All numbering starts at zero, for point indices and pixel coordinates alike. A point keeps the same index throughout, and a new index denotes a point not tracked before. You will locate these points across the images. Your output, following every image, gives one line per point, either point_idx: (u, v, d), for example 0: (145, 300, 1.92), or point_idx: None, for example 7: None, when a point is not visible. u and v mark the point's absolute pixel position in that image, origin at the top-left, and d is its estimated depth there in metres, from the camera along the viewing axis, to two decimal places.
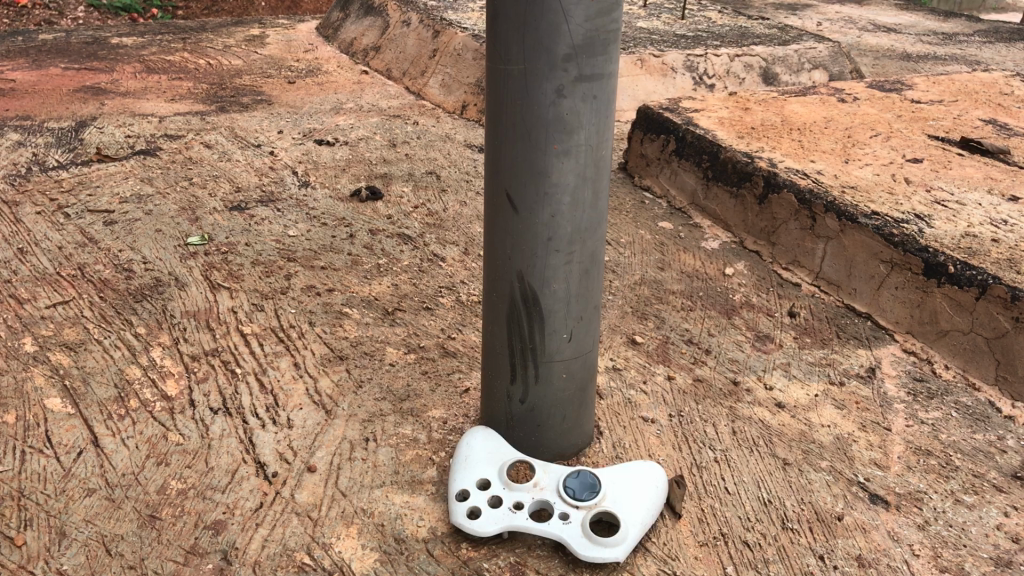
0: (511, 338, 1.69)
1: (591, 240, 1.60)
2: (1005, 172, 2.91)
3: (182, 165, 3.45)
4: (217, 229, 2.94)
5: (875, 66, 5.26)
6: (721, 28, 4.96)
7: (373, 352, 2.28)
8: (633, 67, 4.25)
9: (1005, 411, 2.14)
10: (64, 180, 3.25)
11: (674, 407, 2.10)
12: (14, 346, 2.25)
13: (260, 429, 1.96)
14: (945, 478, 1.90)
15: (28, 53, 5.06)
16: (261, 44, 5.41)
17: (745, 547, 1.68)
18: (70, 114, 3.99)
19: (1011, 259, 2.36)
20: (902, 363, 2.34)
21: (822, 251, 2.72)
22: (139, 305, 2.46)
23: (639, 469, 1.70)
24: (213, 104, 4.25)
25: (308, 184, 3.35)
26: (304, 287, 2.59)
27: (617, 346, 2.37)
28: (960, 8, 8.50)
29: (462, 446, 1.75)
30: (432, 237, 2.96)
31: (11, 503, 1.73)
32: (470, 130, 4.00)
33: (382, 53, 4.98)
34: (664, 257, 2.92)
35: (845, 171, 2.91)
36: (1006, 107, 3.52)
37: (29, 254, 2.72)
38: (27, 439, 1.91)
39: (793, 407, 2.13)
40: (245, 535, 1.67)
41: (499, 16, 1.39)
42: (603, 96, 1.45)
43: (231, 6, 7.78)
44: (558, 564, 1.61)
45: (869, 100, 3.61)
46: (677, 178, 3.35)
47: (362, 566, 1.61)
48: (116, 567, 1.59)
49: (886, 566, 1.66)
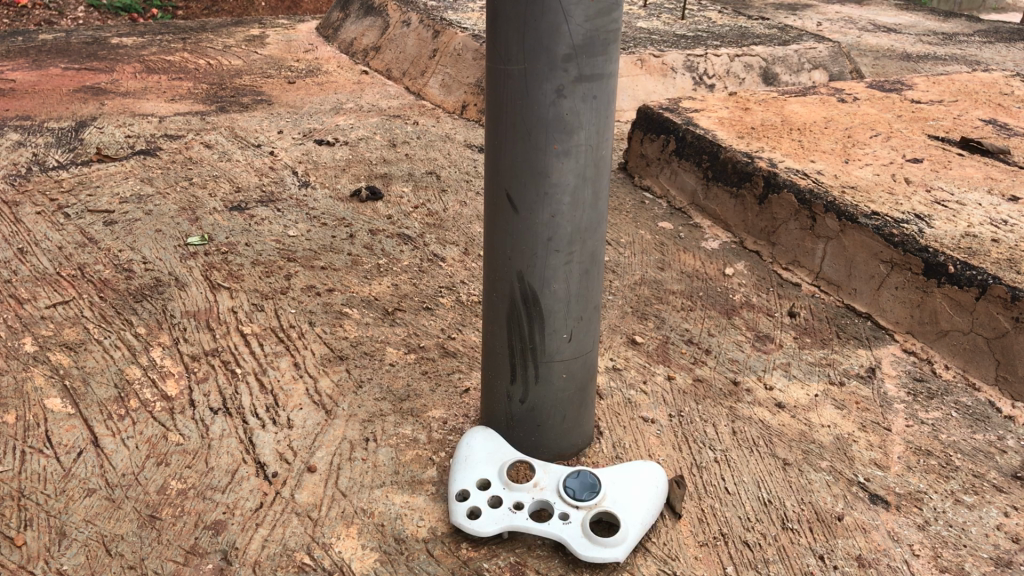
0: (511, 338, 1.69)
1: (591, 239, 1.60)
2: (1005, 172, 2.91)
3: (182, 165, 3.45)
4: (217, 229, 2.94)
5: (875, 66, 5.26)
6: (721, 28, 4.96)
7: (373, 352, 2.28)
8: (633, 67, 4.25)
9: (1006, 411, 2.14)
10: (64, 181, 3.25)
11: (674, 407, 2.10)
12: (14, 346, 2.25)
13: (260, 429, 1.96)
14: (945, 478, 1.90)
15: (28, 53, 5.06)
16: (261, 44, 5.41)
17: (745, 547, 1.68)
18: (70, 114, 3.99)
19: (1011, 259, 2.36)
20: (902, 363, 2.34)
21: (823, 251, 2.72)
22: (139, 305, 2.46)
23: (639, 469, 1.70)
24: (214, 104, 4.25)
25: (308, 184, 3.35)
26: (304, 287, 2.59)
27: (617, 346, 2.37)
28: (960, 8, 8.51)
29: (462, 446, 1.75)
30: (432, 237, 2.96)
31: (11, 503, 1.73)
32: (470, 130, 4.00)
33: (382, 53, 4.98)
34: (664, 257, 2.92)
35: (845, 171, 2.91)
36: (1006, 107, 3.52)
37: (29, 254, 2.73)
38: (27, 439, 1.91)
39: (793, 407, 2.13)
40: (245, 535, 1.67)
41: (499, 16, 1.39)
42: (603, 96, 1.45)
43: (231, 6, 7.78)
44: (558, 564, 1.61)
45: (869, 100, 3.61)
46: (677, 178, 3.35)
47: (362, 566, 1.61)
48: (116, 567, 1.59)
49: (886, 566, 1.66)
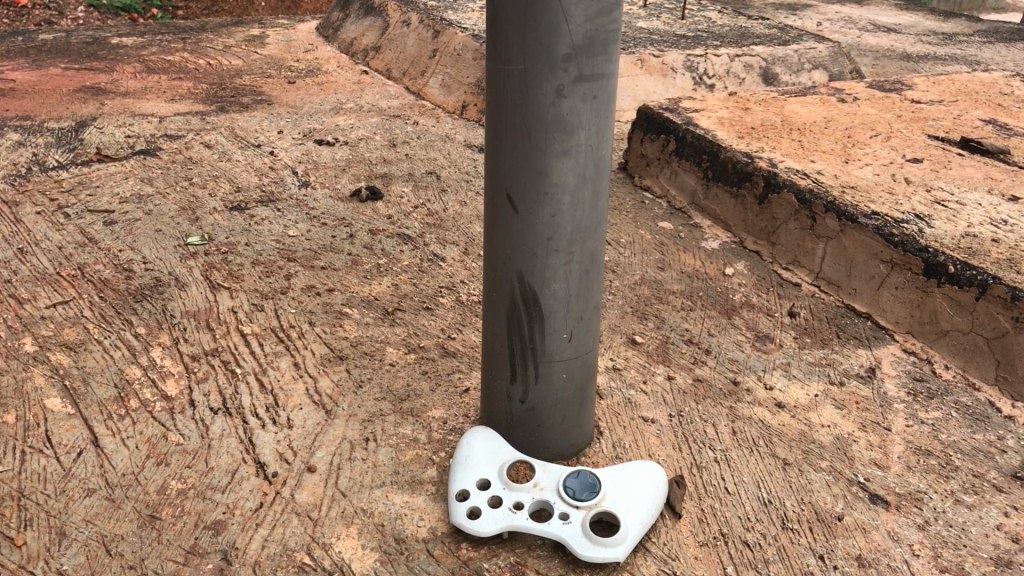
0: (511, 338, 1.69)
1: (592, 240, 1.60)
2: (1005, 172, 2.91)
3: (182, 165, 3.45)
4: (217, 229, 2.94)
5: (875, 66, 5.26)
6: (721, 28, 4.96)
7: (373, 352, 2.28)
8: (633, 67, 4.25)
9: (1005, 411, 2.14)
10: (65, 180, 3.25)
11: (674, 407, 2.10)
12: (14, 346, 2.25)
13: (260, 429, 1.96)
14: (945, 477, 1.90)
15: (28, 53, 5.06)
16: (261, 44, 5.41)
17: (745, 547, 1.68)
18: (70, 114, 3.99)
19: (1011, 259, 2.36)
20: (902, 363, 2.34)
21: (823, 251, 2.72)
22: (139, 305, 2.46)
23: (639, 469, 1.70)
24: (214, 104, 4.25)
25: (308, 184, 3.35)
26: (304, 287, 2.59)
27: (617, 346, 2.37)
28: (960, 8, 8.50)
29: (462, 446, 1.75)
30: (432, 237, 2.96)
31: (11, 503, 1.73)
32: (470, 130, 4.00)
33: (382, 53, 4.98)
34: (664, 257, 2.92)
35: (845, 171, 2.92)
36: (1006, 107, 3.52)
37: (29, 254, 2.72)
38: (27, 439, 1.91)
39: (793, 407, 2.13)
40: (245, 535, 1.67)
41: (499, 16, 1.39)
42: (603, 96, 1.45)
43: (231, 6, 7.77)
44: (558, 564, 1.61)
45: (868, 100, 3.62)
46: (677, 178, 3.35)
47: (362, 566, 1.61)
48: (116, 567, 1.59)
49: (886, 566, 1.66)
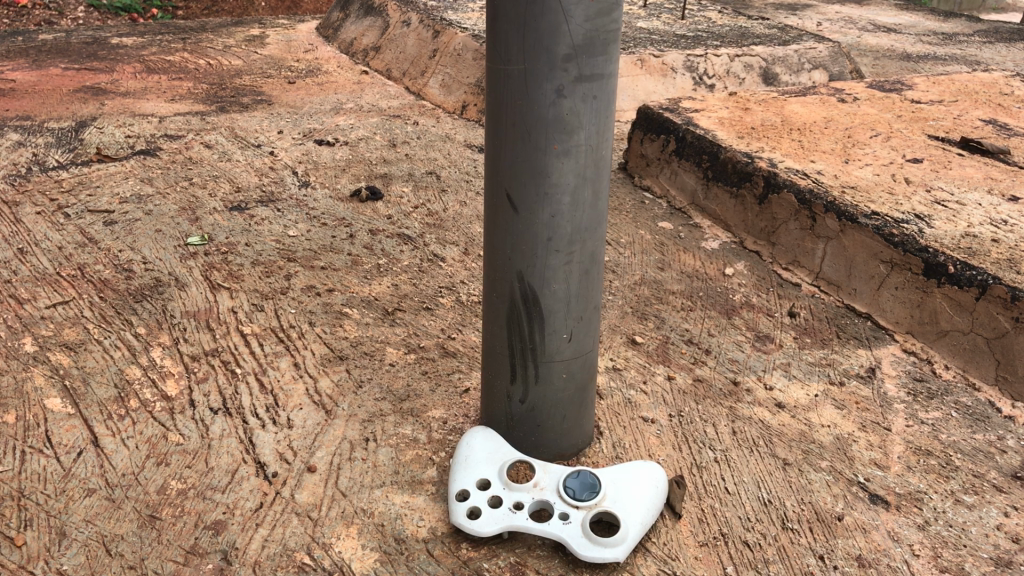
0: (511, 338, 1.69)
1: (592, 240, 1.60)
2: (1005, 172, 2.91)
3: (182, 165, 3.45)
4: (217, 229, 2.94)
5: (875, 66, 5.27)
6: (721, 28, 4.97)
7: (373, 352, 2.28)
8: (633, 67, 4.25)
9: (1006, 411, 2.14)
10: (65, 180, 3.25)
11: (674, 407, 2.11)
12: (14, 346, 2.25)
13: (260, 429, 1.96)
14: (945, 478, 1.90)
15: (28, 53, 5.06)
16: (261, 44, 5.41)
17: (745, 547, 1.68)
18: (70, 114, 3.99)
19: (1011, 259, 2.36)
20: (902, 363, 2.33)
21: (822, 251, 2.72)
22: (139, 305, 2.46)
23: (639, 470, 1.70)
24: (214, 104, 4.25)
25: (307, 184, 3.35)
26: (304, 287, 2.59)
27: (617, 346, 2.37)
28: (959, 9, 8.51)
29: (462, 446, 1.75)
30: (432, 237, 2.96)
31: (11, 503, 1.73)
32: (470, 130, 4.00)
33: (382, 53, 4.98)
34: (664, 257, 2.92)
35: (845, 171, 2.92)
36: (1006, 107, 3.52)
37: (29, 254, 2.73)
38: (27, 439, 1.91)
39: (792, 407, 2.13)
40: (245, 535, 1.67)
41: (499, 16, 1.39)
42: (603, 96, 1.45)
43: (231, 6, 7.78)
44: (558, 564, 1.61)
45: (868, 100, 3.62)
46: (677, 178, 3.35)
47: (362, 566, 1.61)
48: (116, 567, 1.59)
49: (886, 566, 1.66)
